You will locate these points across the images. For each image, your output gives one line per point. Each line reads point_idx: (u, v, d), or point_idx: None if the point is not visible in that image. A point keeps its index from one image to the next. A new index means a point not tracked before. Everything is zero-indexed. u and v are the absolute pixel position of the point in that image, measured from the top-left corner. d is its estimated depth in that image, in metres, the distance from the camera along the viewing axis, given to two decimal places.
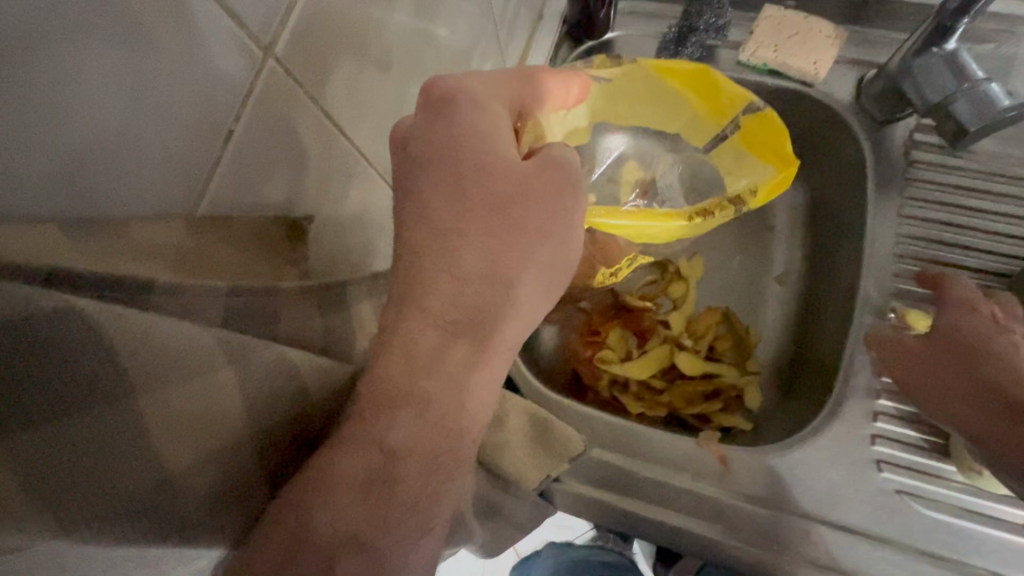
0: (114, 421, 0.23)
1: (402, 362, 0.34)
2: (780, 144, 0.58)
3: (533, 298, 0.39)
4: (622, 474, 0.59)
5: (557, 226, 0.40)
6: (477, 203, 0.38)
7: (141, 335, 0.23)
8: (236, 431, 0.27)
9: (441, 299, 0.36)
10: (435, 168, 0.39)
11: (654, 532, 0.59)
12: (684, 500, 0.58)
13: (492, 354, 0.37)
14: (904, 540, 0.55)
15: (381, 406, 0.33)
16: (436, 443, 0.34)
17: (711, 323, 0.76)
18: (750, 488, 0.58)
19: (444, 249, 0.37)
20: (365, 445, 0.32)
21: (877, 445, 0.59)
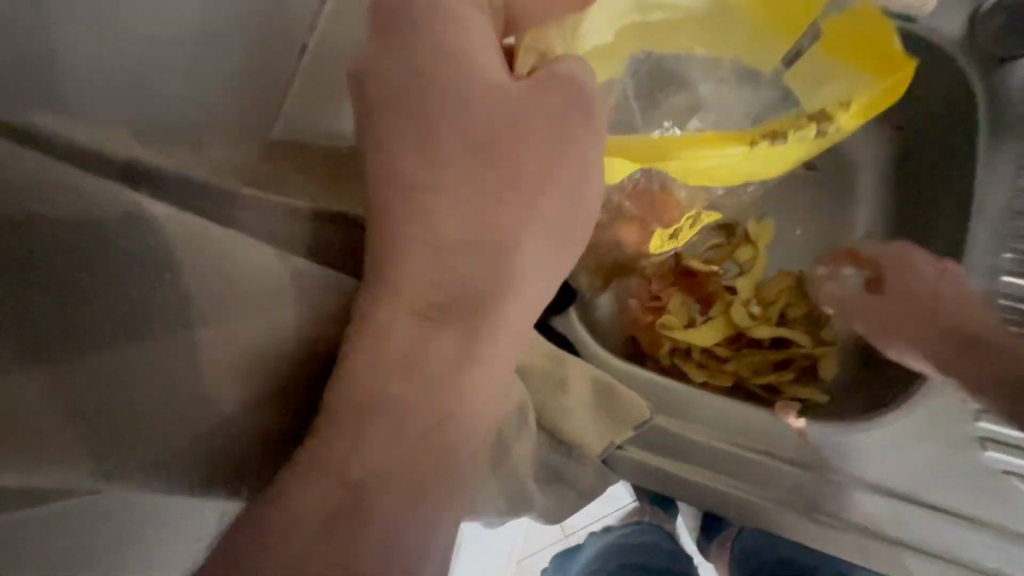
0: (176, 356, 0.21)
1: (368, 359, 0.26)
2: (884, 46, 0.47)
3: (539, 268, 0.31)
4: (687, 442, 0.55)
5: (567, 167, 0.31)
6: (457, 154, 0.30)
7: (216, 264, 0.22)
8: (289, 365, 0.26)
9: (422, 274, 0.28)
10: (405, 110, 0.30)
11: (720, 506, 0.55)
12: (755, 473, 0.54)
13: (491, 338, 0.29)
14: (1003, 523, 0.51)
15: (350, 415, 0.25)
16: (413, 462, 0.25)
17: (783, 290, 0.71)
18: (829, 461, 0.53)
19: (425, 213, 0.29)
20: (332, 463, 0.25)
21: (981, 421, 0.53)
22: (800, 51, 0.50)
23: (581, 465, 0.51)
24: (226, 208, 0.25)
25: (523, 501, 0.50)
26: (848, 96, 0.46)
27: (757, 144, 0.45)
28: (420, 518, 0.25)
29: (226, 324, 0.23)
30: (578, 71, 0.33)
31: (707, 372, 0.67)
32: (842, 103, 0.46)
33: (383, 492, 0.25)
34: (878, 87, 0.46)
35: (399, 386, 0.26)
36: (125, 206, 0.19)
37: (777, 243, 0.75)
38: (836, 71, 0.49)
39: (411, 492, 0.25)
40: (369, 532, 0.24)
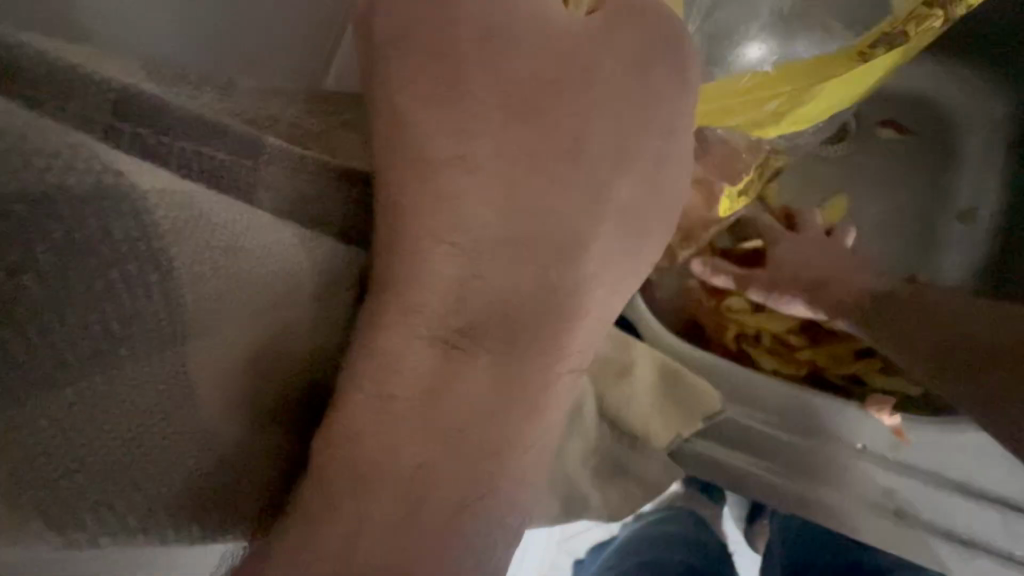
0: (163, 364, 0.18)
1: (396, 384, 0.22)
2: None
3: (606, 261, 0.25)
4: (758, 437, 0.50)
5: (647, 140, 0.25)
6: (500, 113, 0.23)
7: (219, 247, 0.19)
8: (308, 362, 0.22)
9: (454, 276, 0.22)
10: (447, 59, 0.22)
11: (790, 506, 0.50)
12: (834, 475, 0.49)
13: (544, 352, 0.24)
14: None
15: (378, 449, 0.21)
16: (456, 488, 0.22)
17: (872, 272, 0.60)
18: (924, 462, 0.47)
19: (461, 197, 0.22)
20: (375, 493, 0.21)
21: None
22: None
23: (644, 460, 0.47)
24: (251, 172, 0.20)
25: (581, 497, 0.45)
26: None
27: (872, 51, 0.43)
28: (471, 542, 0.22)
29: (230, 331, 0.20)
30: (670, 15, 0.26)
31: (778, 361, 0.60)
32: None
33: (423, 523, 0.22)
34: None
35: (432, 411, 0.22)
36: (106, 183, 0.16)
37: (860, 215, 0.67)
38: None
39: (460, 524, 0.22)
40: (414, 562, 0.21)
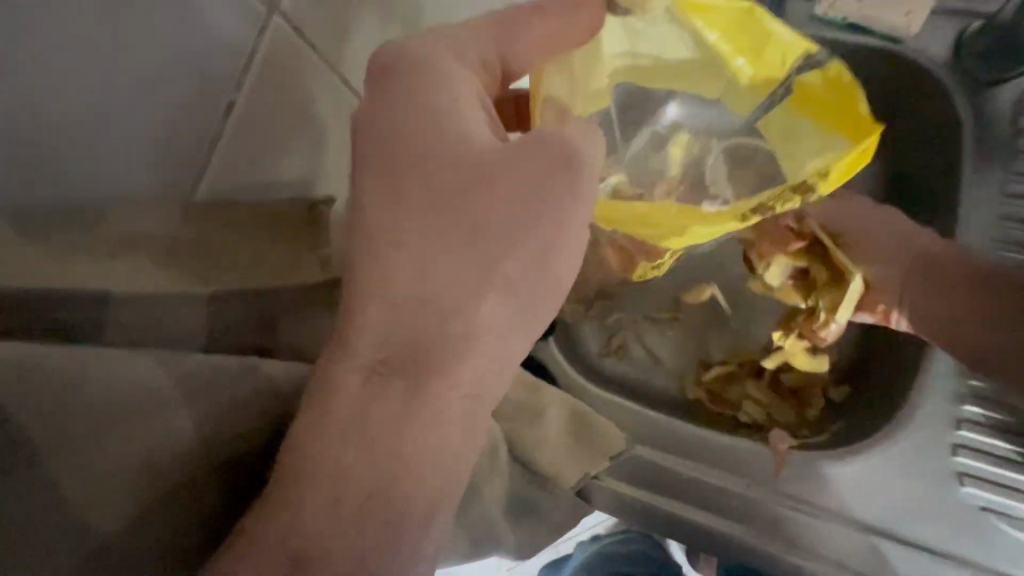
0: (23, 490, 0.19)
1: (309, 427, 0.24)
2: (857, 109, 0.41)
3: (504, 327, 0.28)
4: (663, 473, 0.55)
5: (541, 227, 0.28)
6: (421, 199, 0.27)
7: (73, 380, 0.20)
8: (189, 467, 0.23)
9: (372, 328, 0.26)
10: (387, 162, 0.28)
11: (696, 540, 0.53)
12: (729, 504, 0.53)
13: (443, 404, 0.26)
14: (977, 559, 0.49)
15: (277, 489, 0.24)
16: (360, 525, 0.24)
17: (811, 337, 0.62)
18: (803, 492, 0.52)
19: (379, 269, 0.26)
20: (278, 528, 0.23)
21: (959, 457, 0.51)
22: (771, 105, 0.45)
23: (550, 502, 0.50)
24: (115, 295, 0.23)
25: (492, 540, 0.47)
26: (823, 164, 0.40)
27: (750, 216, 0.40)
28: None
29: (101, 445, 0.20)
30: (588, 137, 0.29)
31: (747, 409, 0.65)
32: (822, 172, 0.40)
33: (322, 556, 0.24)
34: (855, 152, 0.39)
35: (335, 449, 0.24)
36: None
37: None
38: (812, 140, 0.43)
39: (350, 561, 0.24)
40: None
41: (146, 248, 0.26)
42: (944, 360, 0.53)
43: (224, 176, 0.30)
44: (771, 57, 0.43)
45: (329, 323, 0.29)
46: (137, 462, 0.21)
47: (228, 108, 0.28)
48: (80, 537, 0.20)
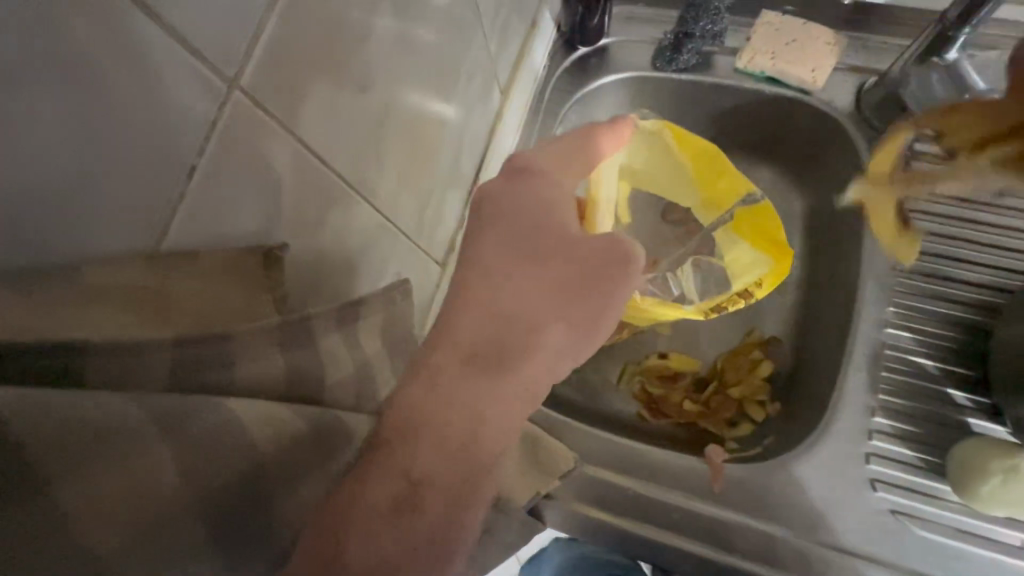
0: (20, 517, 0.19)
1: (425, 391, 0.32)
2: (774, 236, 0.59)
3: (561, 348, 0.36)
4: (612, 490, 0.58)
5: (599, 290, 0.38)
6: (523, 247, 0.39)
7: (66, 411, 0.20)
8: (177, 491, 0.23)
9: (474, 326, 0.35)
10: (497, 222, 0.40)
11: (640, 549, 0.57)
12: (672, 518, 0.56)
13: (515, 394, 0.34)
14: (897, 560, 0.53)
15: (398, 436, 0.30)
16: (448, 481, 0.30)
17: (752, 365, 0.71)
18: (740, 502, 0.56)
19: (484, 290, 0.36)
20: (390, 469, 0.29)
21: (871, 464, 0.56)
22: (720, 223, 0.64)
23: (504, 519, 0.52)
24: (98, 341, 0.23)
25: None
26: (755, 279, 0.58)
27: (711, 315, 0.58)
28: None
29: (94, 471, 0.20)
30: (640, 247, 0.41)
31: (683, 425, 0.69)
32: (756, 285, 0.58)
33: (415, 505, 0.29)
34: (775, 268, 0.58)
35: (448, 412, 0.31)
36: None
37: None
38: (744, 254, 0.61)
39: (437, 511, 0.29)
40: (405, 531, 0.29)
41: (105, 301, 0.24)
42: (856, 376, 0.59)
43: (184, 234, 0.29)
44: (723, 186, 0.63)
45: (284, 367, 0.29)
46: (122, 488, 0.21)
47: (193, 169, 0.28)
48: (65, 560, 0.20)
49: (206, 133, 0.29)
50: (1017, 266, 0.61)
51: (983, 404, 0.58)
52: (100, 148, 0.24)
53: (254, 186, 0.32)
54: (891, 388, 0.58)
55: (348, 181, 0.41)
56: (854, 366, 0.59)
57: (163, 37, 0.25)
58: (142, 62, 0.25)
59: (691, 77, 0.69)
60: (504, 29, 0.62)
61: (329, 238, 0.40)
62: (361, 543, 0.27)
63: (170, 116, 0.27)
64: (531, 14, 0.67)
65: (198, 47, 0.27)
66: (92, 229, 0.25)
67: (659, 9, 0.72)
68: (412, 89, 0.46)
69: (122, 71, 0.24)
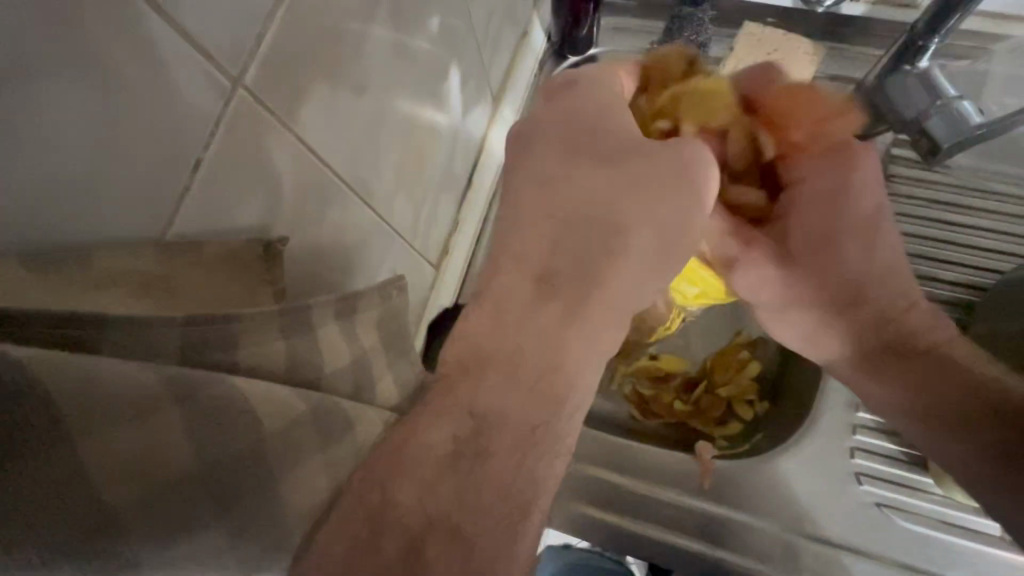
0: (47, 470, 0.20)
1: (489, 322, 0.35)
2: None
3: (642, 260, 0.36)
4: (604, 487, 0.59)
5: (681, 196, 0.36)
6: (586, 157, 0.36)
7: (86, 374, 0.21)
8: (187, 459, 0.24)
9: (541, 246, 0.35)
10: (540, 143, 0.38)
11: (632, 546, 0.58)
12: (664, 514, 0.58)
13: (596, 311, 0.35)
14: (883, 552, 0.54)
15: (460, 373, 0.34)
16: (527, 414, 0.33)
17: (740, 364, 0.72)
18: (730, 498, 0.57)
19: (542, 209, 0.36)
20: (451, 406, 0.33)
21: (856, 458, 0.57)
22: None
23: None
24: (115, 315, 0.24)
25: None
26: None
27: None
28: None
29: (111, 431, 0.21)
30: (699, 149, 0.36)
31: (673, 424, 0.71)
32: None
33: (490, 441, 0.32)
34: None
35: (517, 340, 0.34)
36: None
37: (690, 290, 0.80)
38: None
39: (512, 444, 0.33)
40: (479, 470, 0.32)
41: (121, 286, 0.26)
42: None
43: (190, 224, 0.30)
44: None
45: (284, 352, 0.30)
46: (135, 451, 0.22)
47: (199, 163, 0.30)
48: (81, 515, 0.21)
49: (213, 128, 0.30)
50: (998, 268, 0.60)
51: None
52: (114, 140, 0.25)
53: (256, 181, 0.34)
54: None
55: (343, 177, 0.42)
56: None
57: (173, 35, 0.27)
58: (155, 61, 0.26)
59: None
60: (495, 39, 0.64)
61: (325, 233, 0.41)
62: (414, 487, 0.30)
63: (179, 112, 0.28)
64: (521, 25, 0.69)
65: (206, 48, 0.28)
66: (104, 215, 0.26)
67: (645, 19, 0.75)
68: (406, 93, 0.48)
69: (135, 67, 0.25)
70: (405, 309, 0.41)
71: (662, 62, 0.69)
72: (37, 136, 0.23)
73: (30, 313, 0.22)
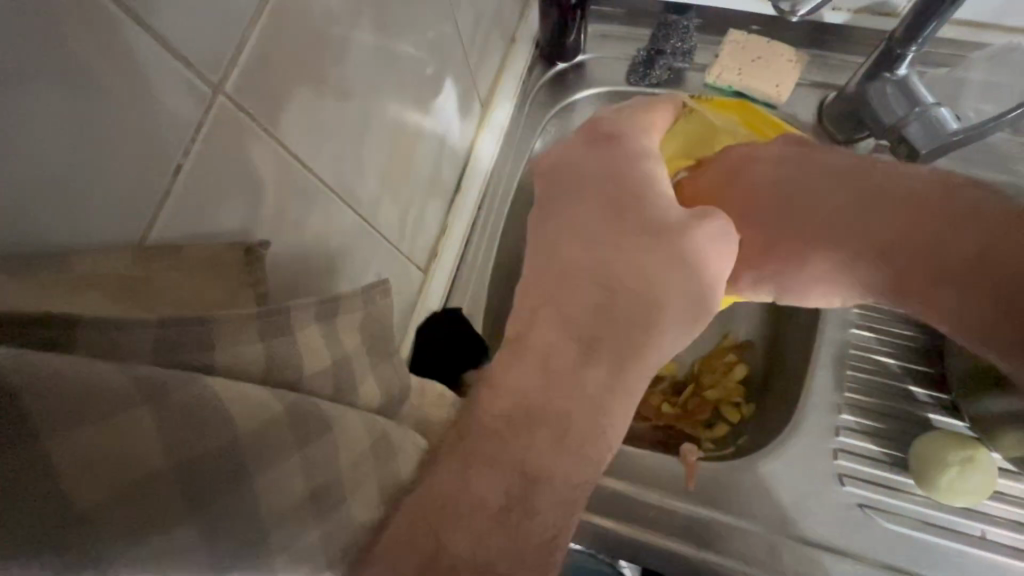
0: (19, 467, 0.20)
1: (535, 374, 0.34)
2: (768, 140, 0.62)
3: (677, 327, 0.37)
4: (591, 489, 0.59)
5: (711, 268, 0.38)
6: (629, 221, 0.37)
7: (57, 370, 0.21)
8: (158, 457, 0.24)
9: (584, 308, 0.35)
10: (583, 198, 0.39)
11: (619, 548, 0.58)
12: (651, 515, 0.58)
13: (635, 378, 0.35)
14: (866, 552, 0.54)
15: (504, 435, 0.33)
16: (572, 474, 0.34)
17: (727, 368, 0.73)
18: (714, 499, 0.57)
19: (585, 265, 0.36)
20: (500, 466, 0.33)
21: (839, 460, 0.58)
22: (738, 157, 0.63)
23: None
24: (88, 316, 0.24)
25: None
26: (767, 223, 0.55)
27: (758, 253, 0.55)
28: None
29: (82, 428, 0.22)
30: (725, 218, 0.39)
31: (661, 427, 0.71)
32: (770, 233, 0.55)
33: (536, 499, 0.33)
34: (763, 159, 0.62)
35: (566, 399, 0.34)
36: None
37: None
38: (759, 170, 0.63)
39: (558, 502, 0.33)
40: (528, 523, 0.33)
41: (98, 287, 0.26)
42: (823, 374, 0.61)
43: (170, 227, 0.30)
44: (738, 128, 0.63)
45: (262, 353, 0.31)
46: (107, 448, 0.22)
47: (179, 168, 0.30)
48: (55, 512, 0.21)
49: (192, 135, 0.30)
50: None
51: (942, 401, 0.60)
52: (92, 145, 0.26)
53: (238, 186, 0.34)
54: (855, 386, 0.61)
55: (327, 181, 0.42)
56: (823, 365, 0.62)
57: (150, 42, 0.27)
58: (132, 66, 0.27)
59: (664, 90, 0.72)
60: (482, 46, 0.65)
61: (308, 237, 0.41)
62: (468, 537, 0.32)
63: (158, 118, 0.28)
64: (509, 32, 0.70)
65: (185, 55, 0.29)
66: (81, 217, 0.26)
67: (631, 27, 0.76)
68: (392, 100, 0.49)
69: (112, 73, 0.26)
70: (387, 312, 0.41)
71: (641, 77, 0.73)
72: (19, 142, 0.23)
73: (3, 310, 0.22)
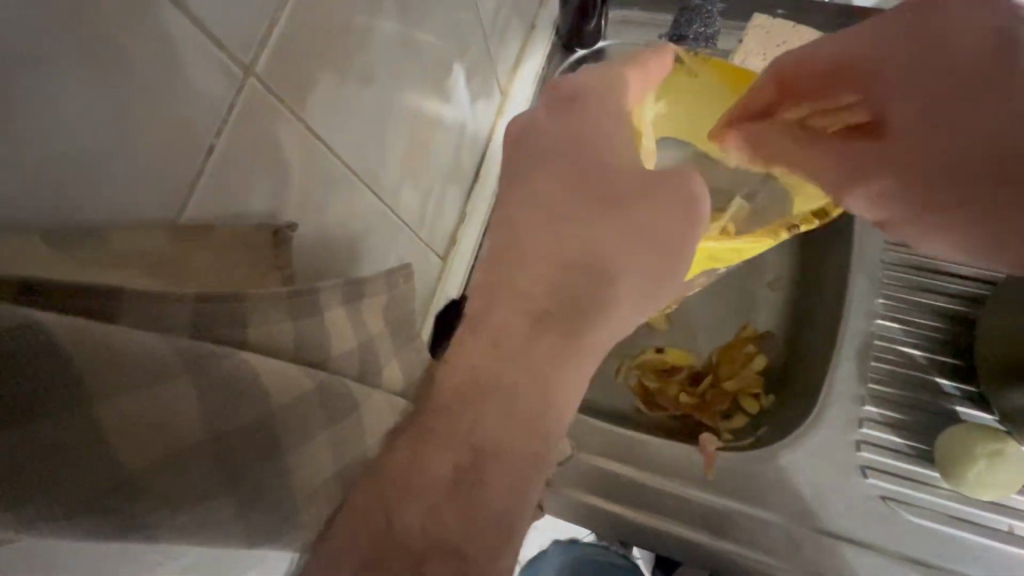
0: (68, 432, 0.21)
1: (486, 349, 0.34)
2: None
3: (633, 300, 0.37)
4: (608, 477, 0.59)
5: (672, 240, 0.37)
6: (590, 193, 0.37)
7: (104, 342, 0.21)
8: (196, 427, 0.25)
9: (539, 282, 0.35)
10: (544, 167, 0.38)
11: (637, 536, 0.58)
12: (670, 505, 0.58)
13: (586, 349, 0.35)
14: (888, 545, 0.54)
15: (458, 403, 0.33)
16: (521, 443, 0.32)
17: (745, 358, 0.72)
18: (734, 489, 0.57)
19: (545, 238, 0.36)
20: (449, 440, 0.32)
21: (862, 451, 0.57)
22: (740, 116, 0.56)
23: None
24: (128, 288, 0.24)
25: None
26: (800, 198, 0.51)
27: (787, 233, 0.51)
28: None
29: (125, 397, 0.22)
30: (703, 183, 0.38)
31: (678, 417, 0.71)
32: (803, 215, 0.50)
33: (488, 469, 0.32)
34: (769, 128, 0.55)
35: (515, 371, 0.33)
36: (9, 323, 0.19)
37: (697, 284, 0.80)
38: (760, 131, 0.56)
39: (511, 478, 0.32)
40: (480, 495, 0.31)
41: (135, 263, 0.27)
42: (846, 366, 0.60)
43: (201, 206, 0.31)
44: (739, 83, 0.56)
45: (290, 332, 0.31)
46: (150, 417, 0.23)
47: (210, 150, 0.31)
48: (100, 478, 0.22)
49: (223, 117, 0.31)
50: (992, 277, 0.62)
51: (971, 394, 0.59)
52: (128, 123, 0.26)
53: (265, 167, 0.34)
54: (879, 376, 0.60)
55: (349, 163, 0.42)
56: (844, 355, 0.61)
57: (184, 22, 0.27)
58: (168, 46, 0.27)
59: None
60: (502, 32, 0.64)
61: (330, 219, 0.41)
62: (418, 513, 0.30)
63: (190, 98, 0.29)
64: (529, 18, 0.70)
65: (218, 37, 0.29)
66: (117, 193, 0.27)
67: (653, 13, 0.75)
68: (413, 84, 0.49)
69: (148, 53, 0.26)
70: (409, 297, 0.42)
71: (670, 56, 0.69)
72: (61, 120, 0.24)
73: (49, 281, 0.22)
